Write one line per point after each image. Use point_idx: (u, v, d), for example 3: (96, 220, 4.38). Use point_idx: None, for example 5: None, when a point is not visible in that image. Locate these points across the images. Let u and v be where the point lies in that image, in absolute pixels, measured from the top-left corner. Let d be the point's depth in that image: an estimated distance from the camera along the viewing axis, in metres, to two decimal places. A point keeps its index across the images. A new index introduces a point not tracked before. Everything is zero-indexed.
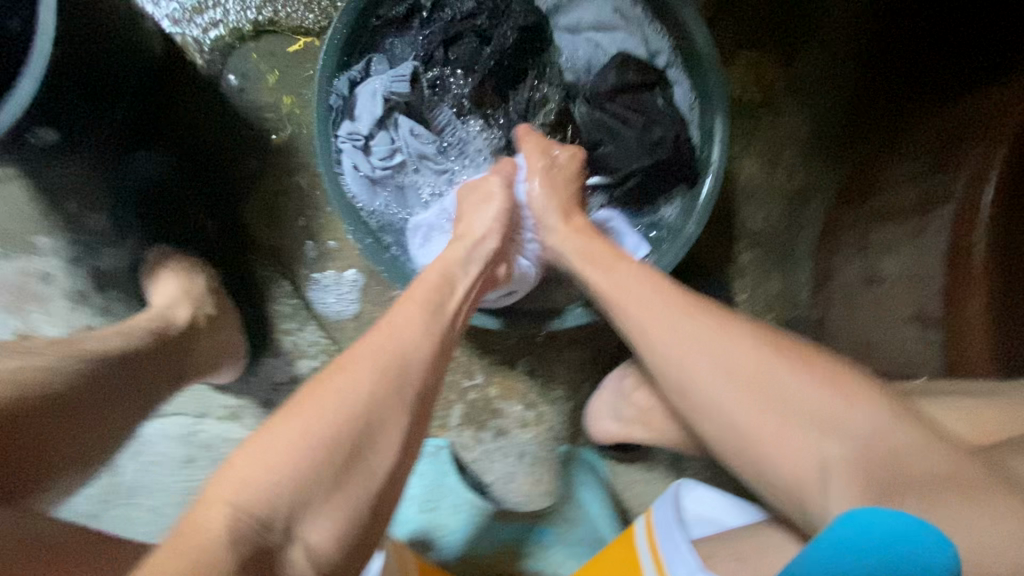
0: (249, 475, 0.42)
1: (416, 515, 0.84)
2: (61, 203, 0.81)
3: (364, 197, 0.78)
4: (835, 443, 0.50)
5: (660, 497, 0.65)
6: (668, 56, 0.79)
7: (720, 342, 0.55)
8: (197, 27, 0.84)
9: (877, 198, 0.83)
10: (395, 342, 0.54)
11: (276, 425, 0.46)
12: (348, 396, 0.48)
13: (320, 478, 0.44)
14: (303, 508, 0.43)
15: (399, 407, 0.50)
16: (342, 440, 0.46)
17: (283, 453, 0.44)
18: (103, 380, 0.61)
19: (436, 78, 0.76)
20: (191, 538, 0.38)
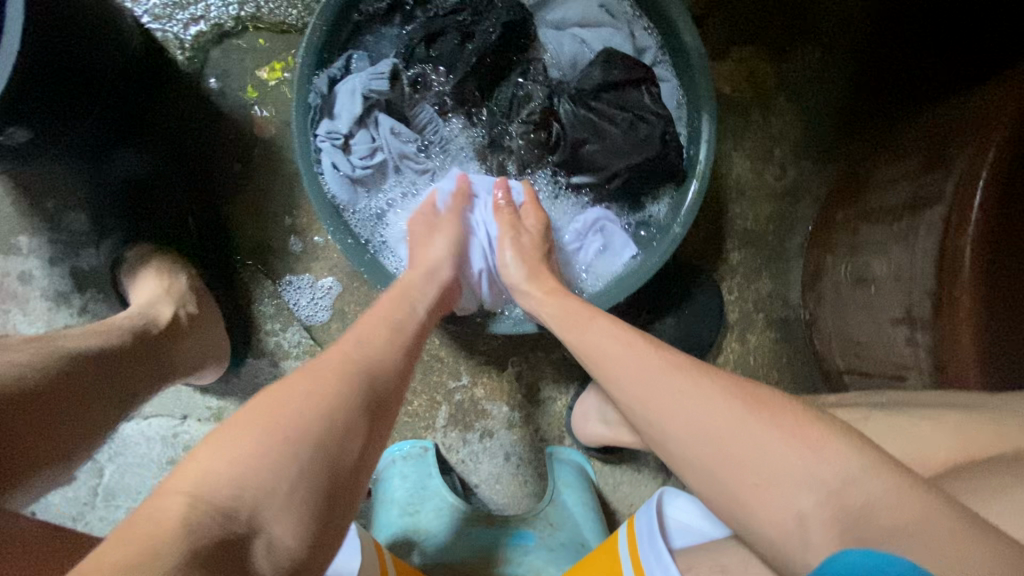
0: (207, 470, 0.41)
1: (397, 519, 0.82)
2: (40, 201, 0.81)
3: (345, 197, 0.74)
4: (810, 494, 0.43)
5: (642, 505, 0.65)
6: (655, 53, 0.77)
7: (680, 373, 0.53)
8: (178, 23, 0.83)
9: (869, 196, 0.85)
10: (359, 353, 0.53)
11: (234, 426, 0.45)
12: (316, 398, 0.47)
13: (284, 478, 0.42)
14: (269, 504, 0.41)
15: (360, 416, 0.49)
16: (302, 438, 0.44)
17: (244, 448, 0.42)
18: (78, 378, 0.60)
19: (417, 76, 0.74)
20: (144, 529, 0.36)
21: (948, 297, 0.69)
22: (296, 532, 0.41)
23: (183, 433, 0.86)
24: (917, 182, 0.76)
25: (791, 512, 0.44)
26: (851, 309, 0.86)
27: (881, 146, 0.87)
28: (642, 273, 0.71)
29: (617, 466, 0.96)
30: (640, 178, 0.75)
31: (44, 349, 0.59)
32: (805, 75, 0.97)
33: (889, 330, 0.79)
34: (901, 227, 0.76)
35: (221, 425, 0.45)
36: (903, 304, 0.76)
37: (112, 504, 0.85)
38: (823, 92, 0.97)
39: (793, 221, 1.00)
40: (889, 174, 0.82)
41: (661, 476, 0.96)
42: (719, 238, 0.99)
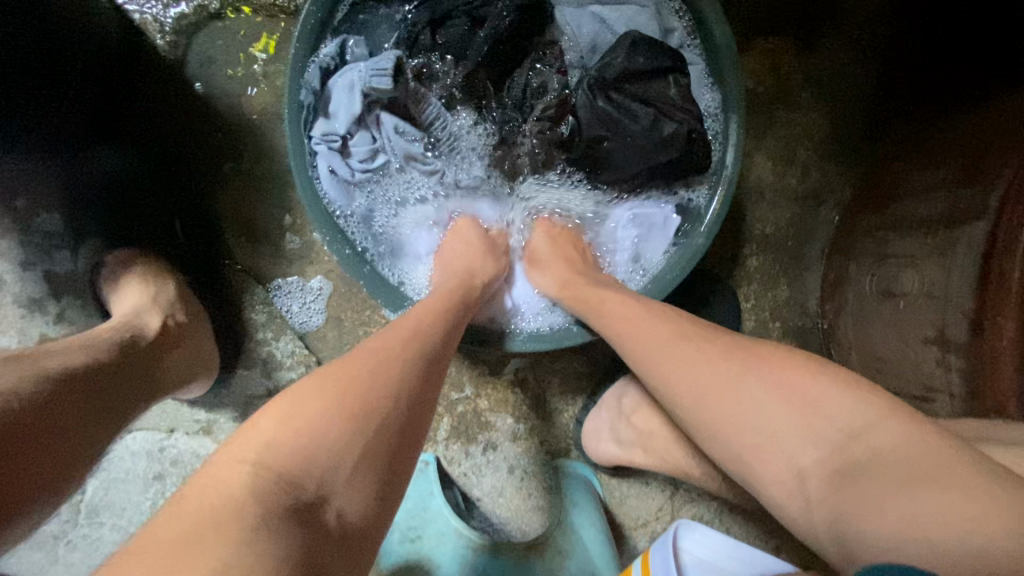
0: (276, 437, 0.41)
1: (400, 545, 0.80)
2: (11, 200, 0.74)
3: (343, 201, 0.68)
4: (810, 448, 0.43)
5: (658, 539, 0.62)
6: (682, 36, 0.71)
7: (698, 345, 0.51)
8: (156, 4, 0.75)
9: (898, 205, 0.80)
10: (409, 328, 0.53)
11: (297, 393, 0.44)
12: (381, 370, 0.47)
13: (351, 449, 0.42)
14: (335, 477, 0.40)
15: (422, 400, 0.48)
16: (372, 415, 0.44)
17: (310, 420, 0.42)
18: (61, 398, 0.54)
19: (422, 66, 0.68)
20: (212, 496, 0.36)
21: (986, 316, 0.64)
22: (362, 506, 0.41)
23: (170, 448, 0.81)
24: (952, 194, 0.72)
25: (793, 472, 0.44)
26: (876, 324, 0.82)
27: (910, 146, 0.83)
28: (681, 264, 0.67)
29: (625, 480, 0.93)
30: (667, 173, 0.70)
31: (26, 369, 0.54)
32: (829, 68, 0.92)
33: (919, 350, 0.75)
34: (937, 242, 0.72)
35: (281, 393, 0.45)
36: (936, 323, 0.72)
37: (95, 522, 0.80)
38: (851, 85, 0.92)
39: (813, 226, 0.95)
40: (921, 181, 0.78)
41: (669, 490, 0.93)
42: (736, 244, 0.94)
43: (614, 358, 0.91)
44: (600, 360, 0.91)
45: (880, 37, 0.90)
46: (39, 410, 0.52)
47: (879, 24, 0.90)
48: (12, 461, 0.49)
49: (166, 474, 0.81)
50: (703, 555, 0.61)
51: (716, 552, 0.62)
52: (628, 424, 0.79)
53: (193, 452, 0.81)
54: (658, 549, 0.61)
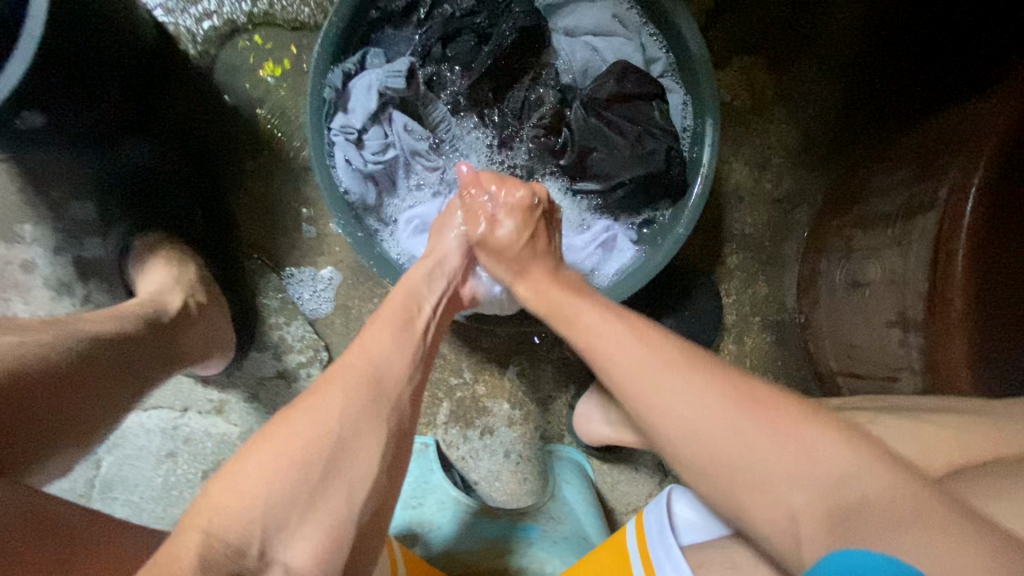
0: (225, 501, 0.43)
1: (400, 512, 0.83)
2: (46, 189, 0.80)
3: (358, 190, 0.75)
4: (801, 493, 0.46)
5: (653, 500, 0.64)
6: (664, 65, 0.79)
7: (687, 372, 0.53)
8: (190, 17, 0.83)
9: (863, 205, 0.87)
10: (361, 363, 0.54)
11: (246, 454, 0.46)
12: (321, 420, 0.48)
13: (293, 501, 0.44)
14: (278, 533, 0.43)
15: (373, 418, 0.50)
16: (314, 462, 0.46)
17: (256, 481, 0.44)
18: (92, 361, 0.60)
19: (432, 74, 0.75)
20: (163, 566, 0.39)
21: (940, 297, 0.71)
22: (314, 549, 0.44)
23: (183, 425, 0.86)
24: (911, 192, 0.78)
25: (788, 511, 0.46)
26: (846, 313, 0.88)
27: (877, 156, 0.89)
28: (641, 271, 0.73)
29: (615, 466, 0.97)
30: (647, 188, 0.76)
31: (58, 334, 0.59)
32: (804, 86, 1.00)
33: (882, 334, 0.81)
34: (895, 234, 0.79)
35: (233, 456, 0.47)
36: (896, 307, 0.78)
37: (109, 496, 0.85)
38: (821, 104, 1.00)
39: (788, 227, 1.02)
40: (883, 183, 0.84)
41: (657, 476, 0.97)
42: (717, 243, 1.01)
43: None
44: None
45: (846, 63, 0.99)
46: (72, 366, 0.58)
47: (848, 48, 0.99)
48: (52, 402, 0.56)
49: (178, 451, 0.86)
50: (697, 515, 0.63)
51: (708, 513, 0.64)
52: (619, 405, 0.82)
53: (205, 429, 0.86)
54: (651, 508, 0.64)
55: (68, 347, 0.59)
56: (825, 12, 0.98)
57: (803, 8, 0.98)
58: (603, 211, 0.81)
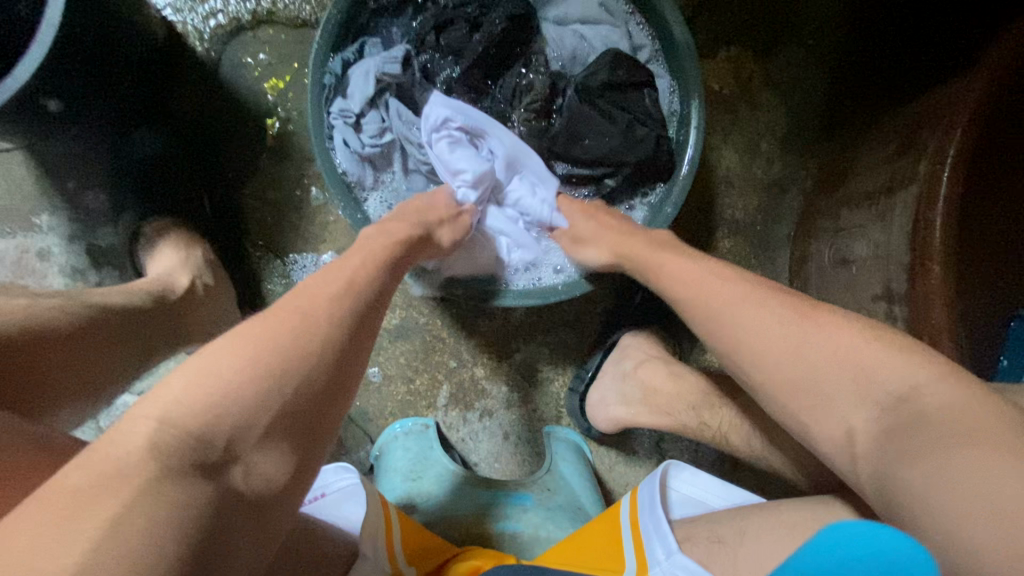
0: (189, 387, 0.42)
1: (400, 483, 0.85)
2: (61, 181, 0.85)
3: (354, 172, 0.79)
4: None
5: (647, 476, 0.67)
6: (650, 52, 0.83)
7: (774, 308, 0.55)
8: (197, 16, 0.87)
9: (848, 186, 0.90)
10: (329, 286, 0.53)
11: (217, 347, 0.45)
12: (303, 337, 0.48)
13: (266, 408, 0.44)
14: (248, 436, 0.43)
15: (349, 365, 0.50)
16: (293, 385, 0.46)
17: (228, 376, 0.43)
18: (101, 329, 0.62)
19: (426, 62, 0.79)
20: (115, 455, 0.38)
21: (919, 263, 0.71)
22: (276, 467, 0.44)
23: None
24: (892, 168, 0.81)
25: None
26: (835, 291, 0.90)
27: (862, 138, 0.92)
28: None
29: (612, 447, 0.99)
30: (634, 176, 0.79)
31: (70, 301, 0.62)
32: (788, 73, 1.03)
33: (870, 307, 0.83)
34: (877, 210, 0.82)
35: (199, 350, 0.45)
36: (882, 280, 0.80)
37: None
38: (806, 90, 1.02)
39: (779, 210, 1.04)
40: (869, 162, 0.87)
41: (655, 457, 0.99)
42: (709, 227, 1.03)
43: (600, 331, 0.98)
44: (588, 332, 0.98)
45: (829, 50, 1.01)
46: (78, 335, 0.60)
47: (831, 34, 1.01)
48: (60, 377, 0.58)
49: None
50: (687, 492, 0.68)
51: (700, 489, 0.69)
52: (633, 382, 0.87)
53: None
54: (646, 486, 0.67)
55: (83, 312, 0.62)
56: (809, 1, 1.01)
57: None
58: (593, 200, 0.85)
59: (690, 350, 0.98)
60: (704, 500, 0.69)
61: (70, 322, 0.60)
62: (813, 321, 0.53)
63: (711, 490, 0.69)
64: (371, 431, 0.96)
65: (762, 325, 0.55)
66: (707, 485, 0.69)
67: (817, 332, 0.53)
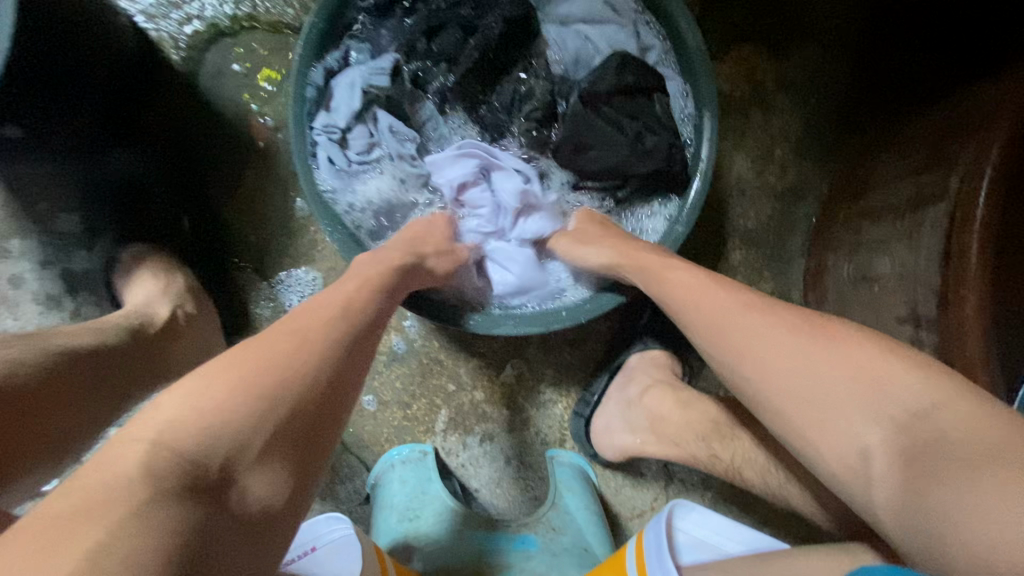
0: (163, 422, 0.39)
1: (397, 525, 0.82)
2: (31, 203, 0.79)
3: (337, 188, 0.73)
4: None
5: (653, 517, 0.64)
6: (659, 53, 0.76)
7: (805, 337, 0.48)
8: (172, 22, 0.81)
9: (871, 196, 0.84)
10: (327, 308, 0.52)
11: (192, 379, 0.43)
12: (278, 359, 0.45)
13: (260, 422, 0.42)
14: (220, 465, 0.39)
15: (325, 383, 0.47)
16: (274, 412, 0.43)
17: (201, 410, 0.40)
18: (69, 376, 0.58)
19: (418, 70, 0.73)
20: (76, 494, 0.34)
21: (952, 288, 0.66)
22: (271, 489, 0.41)
23: None
24: (920, 181, 0.76)
25: None
26: (855, 309, 0.85)
27: (885, 143, 0.86)
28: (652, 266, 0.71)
29: (618, 471, 0.95)
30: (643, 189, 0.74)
31: (34, 346, 0.57)
32: (805, 71, 0.96)
33: (894, 329, 0.78)
34: (903, 226, 0.76)
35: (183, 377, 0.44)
36: (908, 303, 0.75)
37: None
38: (823, 88, 0.97)
39: (795, 219, 0.99)
40: (894, 172, 0.81)
41: (663, 480, 0.95)
42: (720, 238, 0.98)
43: (606, 351, 0.93)
44: (593, 352, 0.93)
45: (848, 47, 0.96)
46: (42, 385, 0.55)
47: (849, 31, 0.96)
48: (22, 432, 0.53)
49: None
50: (699, 536, 0.68)
51: (711, 532, 0.69)
52: (641, 408, 0.82)
53: None
54: (653, 528, 0.64)
55: (47, 358, 0.57)
56: None
57: None
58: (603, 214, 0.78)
59: (699, 370, 0.93)
60: (715, 543, 0.68)
61: (36, 369, 0.55)
62: (846, 372, 0.48)
63: (722, 534, 0.68)
64: (367, 457, 0.92)
65: (782, 351, 0.48)
66: (717, 528, 0.69)
67: (851, 384, 0.48)
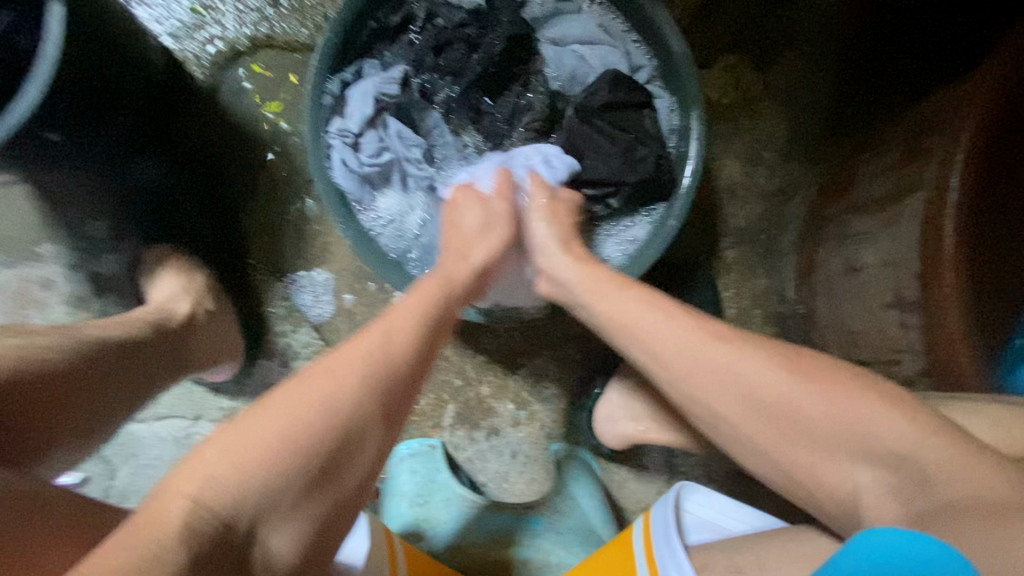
0: (217, 469, 0.41)
1: (407, 510, 0.85)
2: (63, 210, 0.85)
3: (354, 192, 0.78)
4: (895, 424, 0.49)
5: (660, 498, 0.66)
6: (649, 72, 0.82)
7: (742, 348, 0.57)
8: (196, 43, 0.88)
9: (854, 192, 0.88)
10: (385, 339, 0.55)
11: (250, 416, 0.45)
12: (337, 395, 0.48)
13: (290, 485, 0.43)
14: (273, 512, 0.42)
15: (378, 418, 0.50)
16: (323, 449, 0.45)
17: (258, 451, 0.43)
18: (97, 361, 0.63)
19: (424, 83, 0.79)
20: (145, 530, 0.37)
21: (931, 272, 0.70)
22: (313, 522, 0.44)
23: (195, 434, 0.89)
24: (899, 175, 0.79)
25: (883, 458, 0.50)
26: (844, 299, 0.89)
27: (867, 143, 0.90)
28: (641, 264, 0.75)
29: (622, 464, 0.97)
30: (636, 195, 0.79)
31: (68, 335, 0.63)
32: (789, 79, 1.02)
33: (881, 316, 0.81)
34: (884, 217, 0.80)
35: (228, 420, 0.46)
36: (892, 289, 0.79)
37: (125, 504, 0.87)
38: (807, 96, 1.02)
39: (785, 217, 1.03)
40: (874, 168, 0.85)
41: (666, 473, 0.97)
42: (714, 236, 1.02)
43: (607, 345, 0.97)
44: (595, 347, 0.96)
45: (832, 54, 1.00)
46: (74, 367, 0.60)
47: (830, 39, 1.00)
48: (54, 410, 0.58)
49: None
50: (706, 516, 0.67)
51: (718, 512, 0.68)
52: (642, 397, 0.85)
53: None
54: (660, 509, 0.66)
55: (80, 346, 0.62)
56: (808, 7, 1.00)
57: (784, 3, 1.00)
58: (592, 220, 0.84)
59: None
60: (721, 523, 0.67)
61: (65, 356, 0.60)
62: None
63: (728, 514, 0.68)
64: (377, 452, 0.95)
65: (742, 372, 0.56)
66: (722, 508, 0.68)
67: None
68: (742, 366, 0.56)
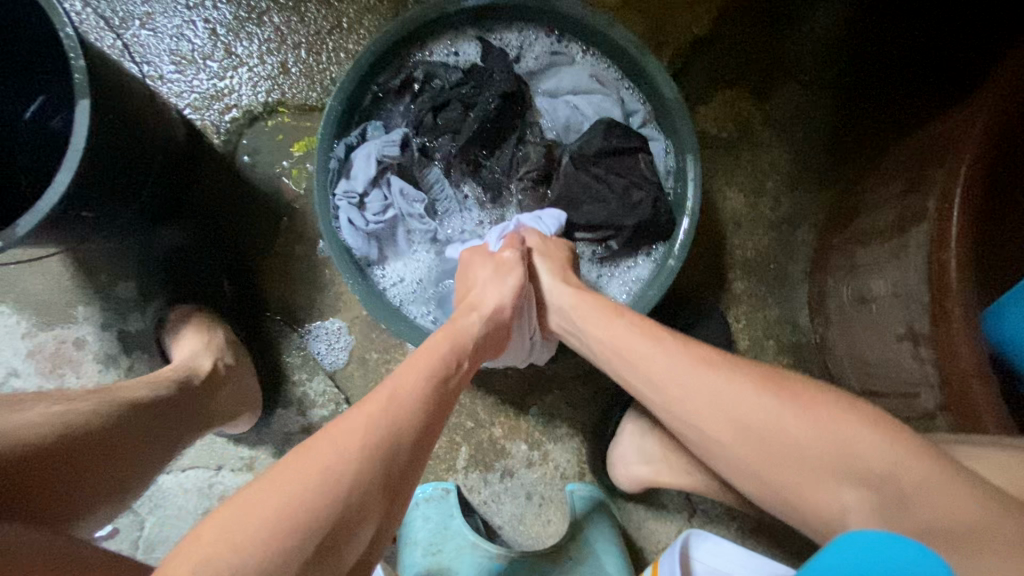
0: (214, 551, 0.42)
1: (421, 559, 0.88)
2: (95, 273, 0.91)
3: (361, 247, 0.81)
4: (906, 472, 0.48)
5: (671, 552, 0.66)
6: (643, 115, 0.85)
7: (718, 394, 0.56)
8: (214, 112, 0.94)
9: (859, 221, 0.87)
10: (399, 408, 0.54)
11: (253, 494, 0.45)
12: (334, 467, 0.47)
13: (286, 563, 0.42)
14: None
15: (383, 483, 0.49)
16: (324, 520, 0.45)
17: (252, 531, 0.43)
18: (125, 424, 0.66)
19: (424, 142, 0.82)
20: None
21: (938, 298, 0.70)
22: None
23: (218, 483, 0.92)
24: (901, 205, 0.79)
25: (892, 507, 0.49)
26: (858, 329, 0.87)
27: (869, 170, 0.90)
28: (648, 302, 0.76)
29: (640, 503, 0.96)
30: (636, 235, 0.80)
31: (102, 399, 0.66)
32: (788, 111, 1.02)
33: (897, 347, 0.80)
34: (892, 247, 0.79)
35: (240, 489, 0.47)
36: (905, 320, 0.77)
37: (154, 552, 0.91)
38: (807, 125, 1.02)
39: (794, 246, 1.02)
40: (877, 197, 0.84)
41: (686, 510, 0.96)
42: (722, 268, 1.02)
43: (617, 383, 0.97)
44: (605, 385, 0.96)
45: (828, 85, 1.01)
46: (104, 432, 0.63)
47: (828, 70, 1.01)
48: (87, 473, 0.61)
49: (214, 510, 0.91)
50: (717, 565, 0.67)
51: (728, 560, 0.67)
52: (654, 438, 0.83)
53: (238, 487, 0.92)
54: (669, 561, 0.66)
55: (111, 410, 0.65)
56: (802, 38, 1.01)
57: (780, 36, 1.01)
58: (597, 263, 0.85)
59: None
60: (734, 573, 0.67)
61: (99, 421, 0.63)
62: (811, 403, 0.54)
63: (740, 563, 0.67)
64: None
65: (730, 419, 0.55)
66: (733, 557, 0.67)
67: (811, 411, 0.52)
68: (725, 416, 0.56)
